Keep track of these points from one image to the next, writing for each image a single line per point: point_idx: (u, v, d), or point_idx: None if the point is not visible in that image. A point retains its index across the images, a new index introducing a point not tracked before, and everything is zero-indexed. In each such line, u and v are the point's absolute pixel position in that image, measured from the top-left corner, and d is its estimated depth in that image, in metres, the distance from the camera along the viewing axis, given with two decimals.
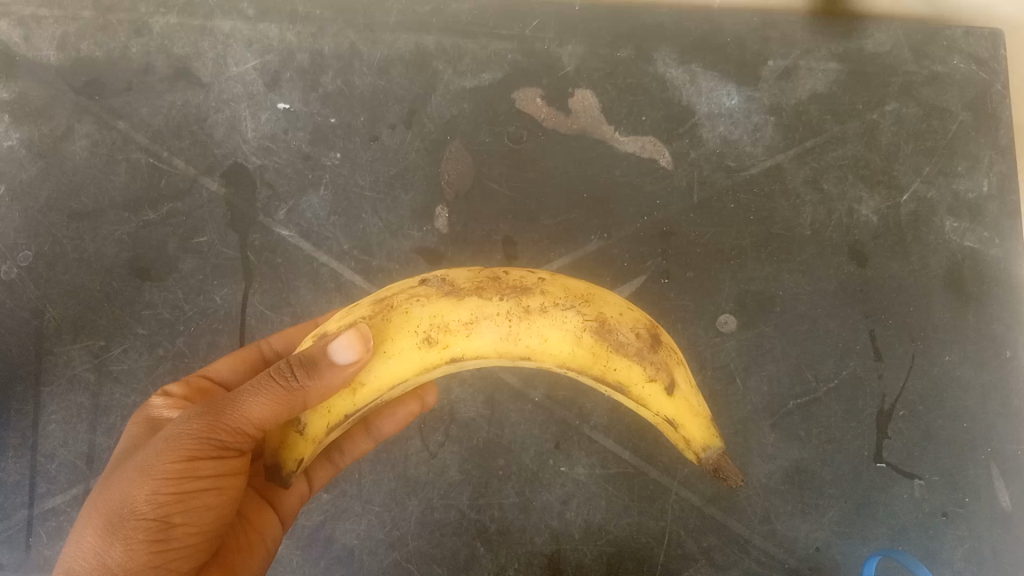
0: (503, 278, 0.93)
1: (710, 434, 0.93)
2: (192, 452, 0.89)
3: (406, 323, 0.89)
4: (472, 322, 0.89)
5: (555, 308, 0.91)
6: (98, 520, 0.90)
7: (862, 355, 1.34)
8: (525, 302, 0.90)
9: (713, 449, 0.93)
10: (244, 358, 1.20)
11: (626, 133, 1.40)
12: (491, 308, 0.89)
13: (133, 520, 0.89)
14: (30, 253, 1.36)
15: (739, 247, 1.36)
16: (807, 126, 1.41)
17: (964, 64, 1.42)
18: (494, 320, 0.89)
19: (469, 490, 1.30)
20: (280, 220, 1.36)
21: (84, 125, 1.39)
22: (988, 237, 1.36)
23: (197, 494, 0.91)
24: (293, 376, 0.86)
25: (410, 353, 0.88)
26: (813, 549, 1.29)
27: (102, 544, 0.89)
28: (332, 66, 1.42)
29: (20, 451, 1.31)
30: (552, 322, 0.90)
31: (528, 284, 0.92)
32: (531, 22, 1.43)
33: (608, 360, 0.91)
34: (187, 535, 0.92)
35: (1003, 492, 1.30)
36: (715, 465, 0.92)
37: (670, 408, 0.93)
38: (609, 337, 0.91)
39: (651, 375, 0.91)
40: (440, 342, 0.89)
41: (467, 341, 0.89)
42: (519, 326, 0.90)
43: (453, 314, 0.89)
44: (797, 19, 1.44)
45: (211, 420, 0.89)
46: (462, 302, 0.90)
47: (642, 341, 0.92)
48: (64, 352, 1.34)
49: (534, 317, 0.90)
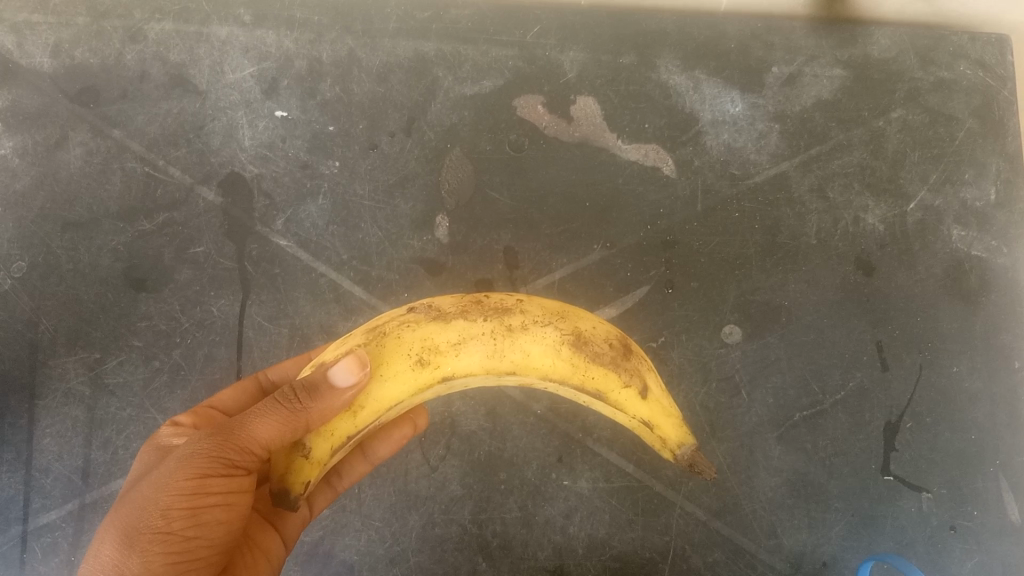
0: (486, 301, 0.92)
1: (683, 431, 0.92)
2: (205, 470, 0.87)
3: (398, 347, 0.87)
4: (460, 342, 0.87)
5: (535, 325, 0.90)
6: (114, 534, 0.87)
7: (868, 365, 1.32)
8: (507, 321, 0.89)
9: (688, 446, 0.92)
10: (244, 388, 1.17)
11: (629, 140, 1.38)
12: (477, 328, 0.88)
13: (149, 533, 0.86)
14: (24, 263, 1.34)
15: (744, 256, 1.34)
16: (812, 133, 1.39)
17: (971, 70, 1.40)
18: (480, 339, 0.88)
19: (470, 505, 1.28)
20: (278, 229, 1.34)
21: (79, 134, 1.37)
22: (996, 245, 1.35)
23: (208, 510, 0.88)
24: (296, 398, 0.84)
25: (405, 374, 0.86)
26: (820, 564, 1.27)
27: (117, 557, 0.86)
28: (331, 73, 1.39)
29: (14, 466, 1.28)
30: (535, 337, 0.89)
31: (510, 304, 0.91)
32: (532, 29, 1.41)
33: (586, 371, 0.89)
34: (200, 549, 0.89)
35: (1013, 504, 1.28)
36: (691, 462, 0.91)
37: (645, 411, 0.91)
38: (586, 349, 0.90)
39: (626, 381, 0.90)
40: (432, 363, 0.87)
41: (456, 360, 0.88)
42: (503, 343, 0.88)
43: (442, 336, 0.87)
44: (801, 24, 1.43)
45: (221, 439, 0.87)
46: (449, 325, 0.88)
47: (615, 350, 0.91)
48: (58, 365, 1.31)
49: (516, 334, 0.89)
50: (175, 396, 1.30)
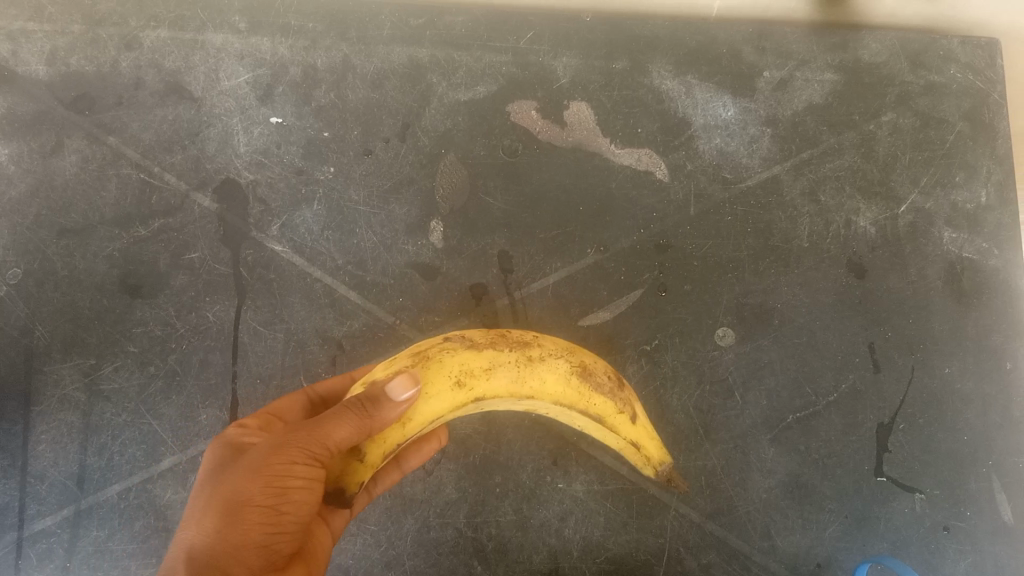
0: (508, 334, 0.95)
1: (664, 451, 0.98)
2: (289, 459, 0.86)
3: (438, 370, 0.88)
4: (490, 368, 0.89)
5: (551, 357, 0.93)
6: (213, 510, 0.88)
7: (861, 368, 1.33)
8: (528, 352, 0.92)
9: (666, 465, 0.97)
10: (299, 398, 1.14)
11: (622, 145, 1.39)
12: (505, 357, 0.91)
13: (246, 510, 0.87)
14: (19, 270, 1.34)
15: (737, 259, 1.35)
16: (804, 137, 1.40)
17: (961, 74, 1.41)
18: (507, 365, 0.90)
19: (466, 508, 1.28)
20: (273, 235, 1.35)
21: (74, 141, 1.38)
22: (987, 247, 1.36)
23: (295, 495, 0.87)
24: (369, 403, 0.83)
25: (444, 395, 0.87)
26: (813, 565, 1.27)
27: (217, 530, 0.87)
28: (326, 79, 1.40)
29: (9, 472, 1.28)
30: (550, 367, 0.92)
31: (528, 338, 0.94)
32: (526, 35, 1.42)
33: (590, 400, 0.93)
34: (290, 528, 0.90)
35: (1005, 504, 1.29)
36: (669, 478, 0.97)
37: (633, 434, 0.96)
38: (591, 379, 0.93)
39: (620, 408, 0.94)
40: (466, 385, 0.88)
41: (487, 383, 0.89)
42: (525, 371, 0.91)
43: (475, 361, 0.89)
44: (792, 29, 1.44)
45: (307, 431, 0.85)
46: (481, 353, 0.90)
47: (613, 381, 0.96)
48: (54, 371, 1.31)
49: (535, 363, 0.91)
50: (171, 402, 1.31)
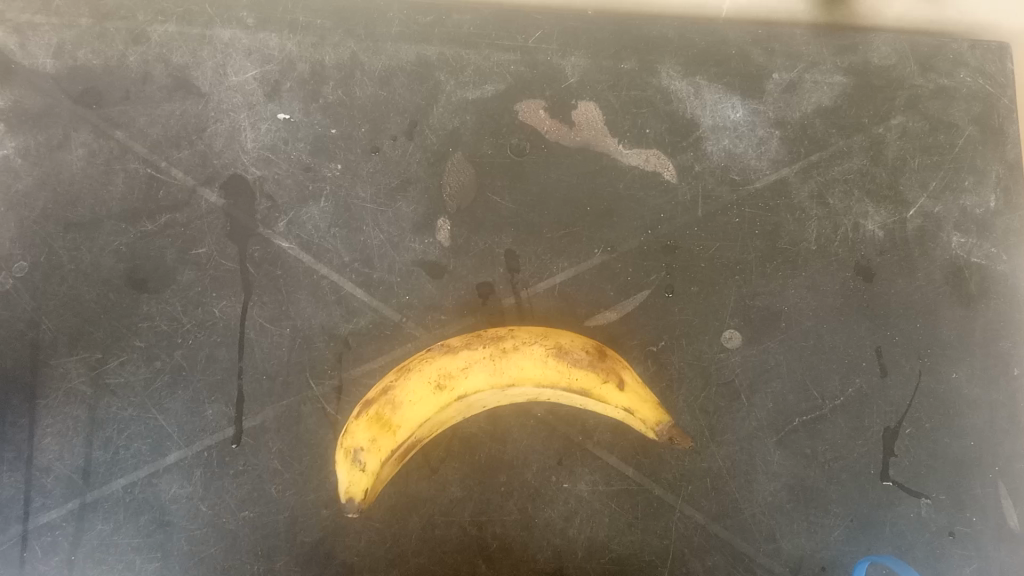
0: (485, 333, 1.12)
1: (659, 411, 1.09)
2: None
3: (419, 378, 1.07)
4: (466, 366, 1.07)
5: (525, 346, 1.08)
6: None
7: (868, 371, 1.32)
8: (501, 345, 1.08)
9: (665, 423, 1.08)
10: None
11: (630, 145, 1.39)
12: (479, 354, 1.07)
13: None
14: (25, 263, 1.34)
15: (744, 261, 1.35)
16: (812, 139, 1.39)
17: (970, 78, 1.41)
18: (481, 361, 1.07)
19: (470, 507, 1.28)
20: (280, 231, 1.35)
21: (82, 134, 1.37)
22: (995, 252, 1.35)
23: None
24: None
25: (426, 397, 1.06)
26: (818, 568, 1.27)
27: None
28: (334, 76, 1.40)
29: (14, 465, 1.28)
30: (525, 354, 1.07)
31: (502, 333, 1.11)
32: (534, 34, 1.42)
33: (571, 375, 1.07)
34: None
35: (1011, 510, 1.29)
36: (669, 435, 1.08)
37: (625, 400, 1.08)
38: (566, 357, 1.08)
39: (604, 377, 1.07)
40: (447, 386, 1.06)
41: (465, 381, 1.06)
42: (501, 362, 1.07)
43: (452, 363, 1.07)
44: (801, 30, 1.43)
45: None
46: (457, 355, 1.08)
47: (591, 354, 1.09)
48: (60, 365, 1.31)
49: (508, 354, 1.07)
50: (176, 397, 1.31)
